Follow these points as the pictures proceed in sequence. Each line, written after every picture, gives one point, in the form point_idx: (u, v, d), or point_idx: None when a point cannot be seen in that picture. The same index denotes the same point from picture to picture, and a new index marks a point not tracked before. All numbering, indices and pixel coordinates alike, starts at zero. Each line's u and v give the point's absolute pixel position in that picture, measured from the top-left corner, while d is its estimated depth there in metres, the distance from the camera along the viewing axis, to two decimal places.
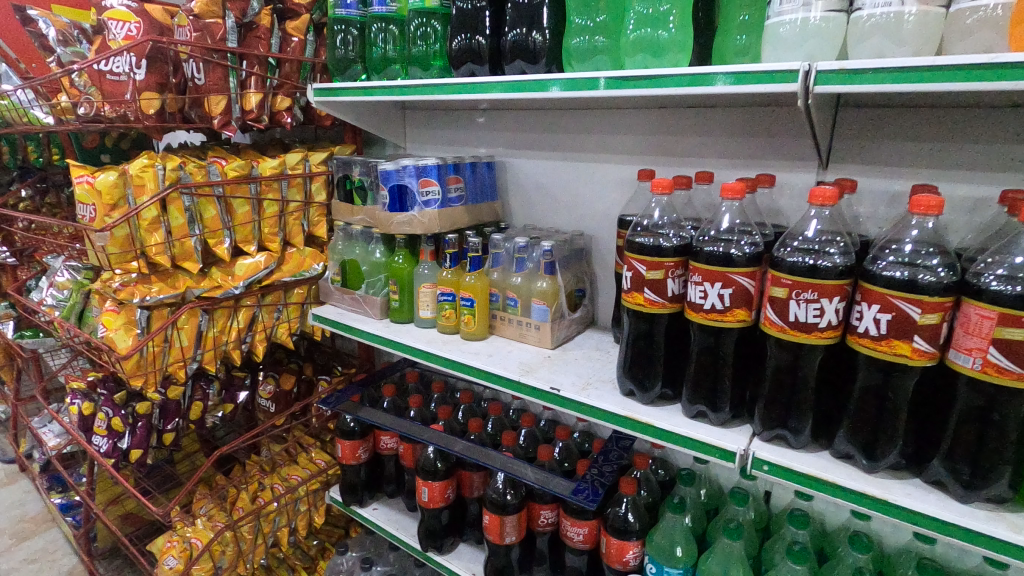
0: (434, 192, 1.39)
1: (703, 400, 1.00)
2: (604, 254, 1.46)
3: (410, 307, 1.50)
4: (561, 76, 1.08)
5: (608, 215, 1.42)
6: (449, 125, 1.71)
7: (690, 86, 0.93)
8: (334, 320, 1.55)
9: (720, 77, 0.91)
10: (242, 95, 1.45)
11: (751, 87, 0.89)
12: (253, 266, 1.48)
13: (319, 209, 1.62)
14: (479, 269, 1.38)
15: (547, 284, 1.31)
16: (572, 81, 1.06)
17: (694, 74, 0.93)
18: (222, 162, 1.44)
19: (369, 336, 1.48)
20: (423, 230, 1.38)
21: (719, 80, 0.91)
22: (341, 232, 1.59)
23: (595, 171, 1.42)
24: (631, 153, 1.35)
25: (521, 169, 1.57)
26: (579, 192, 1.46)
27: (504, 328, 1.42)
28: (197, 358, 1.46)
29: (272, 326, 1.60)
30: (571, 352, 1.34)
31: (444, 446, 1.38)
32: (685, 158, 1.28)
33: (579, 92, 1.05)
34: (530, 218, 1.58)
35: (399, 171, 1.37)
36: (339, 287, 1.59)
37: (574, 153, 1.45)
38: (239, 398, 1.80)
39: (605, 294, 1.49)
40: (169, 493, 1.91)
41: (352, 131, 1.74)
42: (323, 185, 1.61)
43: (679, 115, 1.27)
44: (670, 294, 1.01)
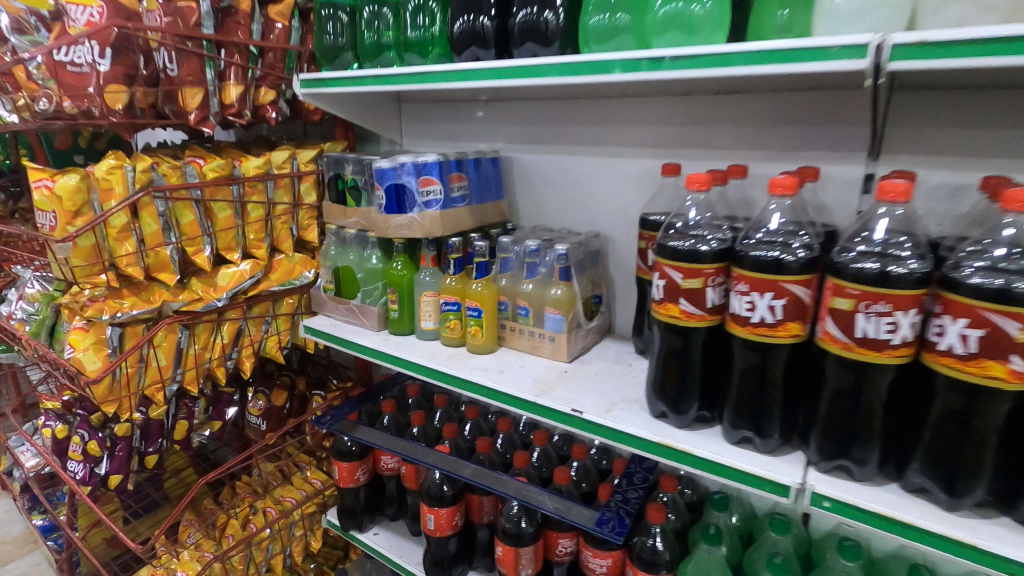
0: (437, 191, 1.26)
1: (748, 425, 0.89)
2: (621, 257, 1.33)
3: (410, 318, 1.38)
4: (557, 58, 0.98)
5: (625, 214, 1.30)
6: (448, 118, 1.58)
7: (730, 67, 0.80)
8: (328, 333, 1.42)
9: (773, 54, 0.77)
10: (221, 88, 1.32)
11: (786, 66, 0.76)
12: (236, 275, 1.35)
13: (308, 211, 1.50)
14: (486, 275, 1.25)
15: (564, 290, 1.20)
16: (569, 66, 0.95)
17: (713, 55, 0.81)
18: (200, 161, 1.31)
19: (366, 350, 1.35)
20: (423, 233, 1.26)
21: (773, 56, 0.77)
22: (333, 236, 1.47)
23: (611, 166, 1.29)
24: (652, 146, 1.22)
25: (528, 165, 1.44)
26: (592, 189, 1.34)
27: (515, 340, 1.30)
28: (176, 378, 1.33)
29: (258, 340, 1.46)
30: (588, 366, 1.22)
31: (452, 471, 1.25)
32: (712, 150, 1.15)
33: (587, 76, 0.94)
34: (539, 218, 1.45)
35: (397, 169, 1.24)
36: (332, 296, 1.46)
37: (587, 146, 1.32)
38: (228, 415, 1.70)
39: (624, 300, 1.36)
40: (155, 518, 1.78)
41: (343, 127, 1.61)
42: (313, 186, 1.48)
43: (706, 102, 1.14)
44: (709, 305, 0.89)
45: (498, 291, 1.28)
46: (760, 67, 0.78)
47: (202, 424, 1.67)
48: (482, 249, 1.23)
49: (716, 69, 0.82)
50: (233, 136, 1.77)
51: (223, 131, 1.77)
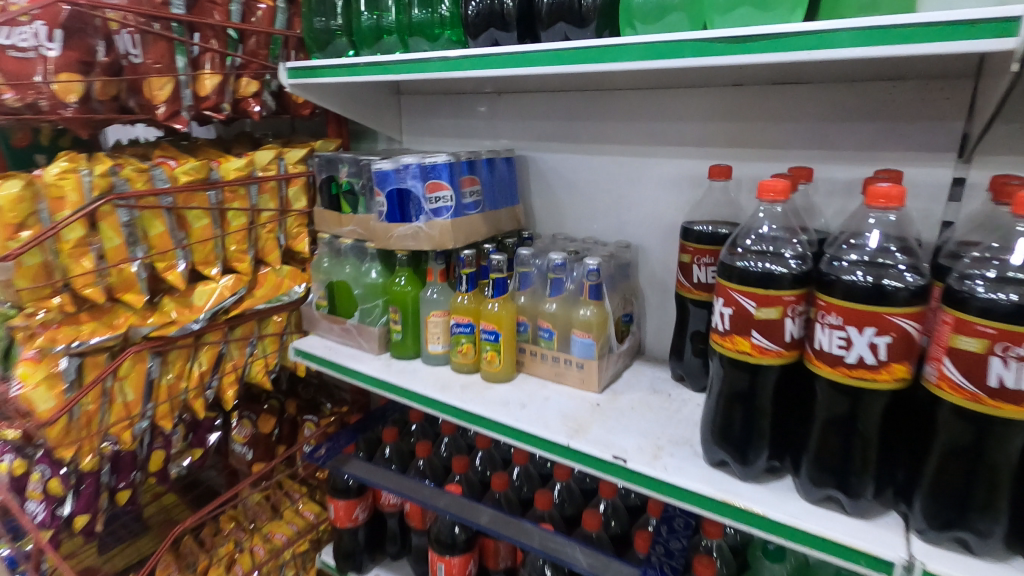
0: (449, 197, 1.10)
1: (833, 482, 0.74)
2: (653, 269, 1.18)
3: (415, 340, 1.22)
4: (546, 43, 0.86)
5: (660, 221, 1.14)
6: (454, 113, 1.41)
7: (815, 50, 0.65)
8: (322, 357, 1.26)
9: (874, 33, 0.62)
10: (195, 78, 1.14)
11: (877, 51, 0.62)
12: (215, 293, 1.19)
13: (298, 218, 1.33)
14: (504, 293, 1.09)
15: (594, 310, 1.05)
16: (566, 53, 0.83)
17: (787, 34, 0.67)
18: (171, 163, 1.13)
19: (366, 379, 1.19)
20: (431, 245, 1.10)
21: (874, 36, 0.62)
22: (326, 247, 1.31)
23: (643, 167, 1.14)
24: (693, 144, 1.07)
25: (545, 166, 1.28)
26: (621, 193, 1.18)
27: (536, 366, 1.14)
28: (147, 414, 1.15)
29: (238, 365, 1.29)
30: (622, 398, 1.07)
31: (466, 519, 1.09)
32: (765, 149, 1.00)
33: (633, 61, 0.78)
34: (558, 225, 1.30)
35: (400, 173, 1.09)
36: (325, 314, 1.30)
37: (615, 144, 1.17)
38: (211, 441, 1.48)
39: (657, 319, 1.21)
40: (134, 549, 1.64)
41: (336, 124, 1.44)
42: (302, 190, 1.32)
43: (758, 94, 0.99)
44: (787, 339, 0.74)
45: (517, 312, 1.12)
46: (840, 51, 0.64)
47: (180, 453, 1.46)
48: (499, 263, 1.08)
49: (784, 52, 0.67)
50: (214, 133, 1.58)
51: (201, 128, 1.59)
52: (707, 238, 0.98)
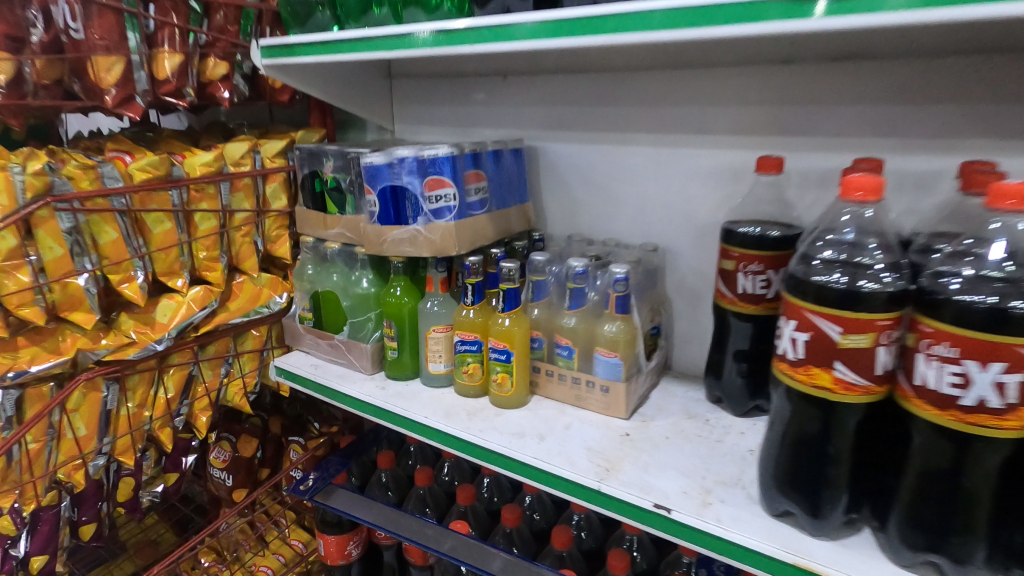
0: (452, 196, 0.94)
1: (932, 545, 0.60)
2: (683, 276, 1.04)
3: (413, 358, 1.07)
4: (534, 13, 0.73)
5: (692, 221, 1.00)
6: (453, 99, 1.26)
7: (926, 8, 0.51)
8: (306, 378, 1.11)
9: None
10: (151, 58, 0.97)
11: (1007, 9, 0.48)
12: (180, 308, 1.03)
13: (277, 219, 1.17)
14: (515, 307, 0.95)
15: (621, 326, 0.91)
16: (592, 20, 0.68)
17: None
18: (126, 158, 0.97)
19: (357, 404, 1.04)
20: (431, 251, 0.95)
21: None
22: (310, 251, 1.16)
23: (673, 159, 0.99)
24: (734, 132, 0.92)
25: (558, 158, 1.13)
26: (646, 189, 1.04)
27: (552, 388, 1.00)
28: (104, 449, 1.00)
29: (212, 388, 1.13)
30: (654, 425, 0.93)
31: (476, 566, 0.96)
32: (820, 137, 0.86)
33: (683, 30, 0.63)
34: (573, 225, 1.15)
35: (395, 168, 0.95)
36: (310, 328, 1.15)
37: (640, 134, 1.02)
38: (186, 464, 1.34)
39: (687, 331, 1.07)
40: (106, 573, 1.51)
41: (320, 112, 1.27)
42: (282, 187, 1.16)
43: (813, 73, 0.85)
44: (878, 372, 0.60)
45: (531, 327, 0.98)
46: (956, 10, 0.49)
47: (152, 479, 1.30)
48: (508, 271, 0.93)
49: (882, 13, 0.53)
50: (184, 124, 1.45)
51: (173, 119, 1.44)
52: (753, 242, 0.84)
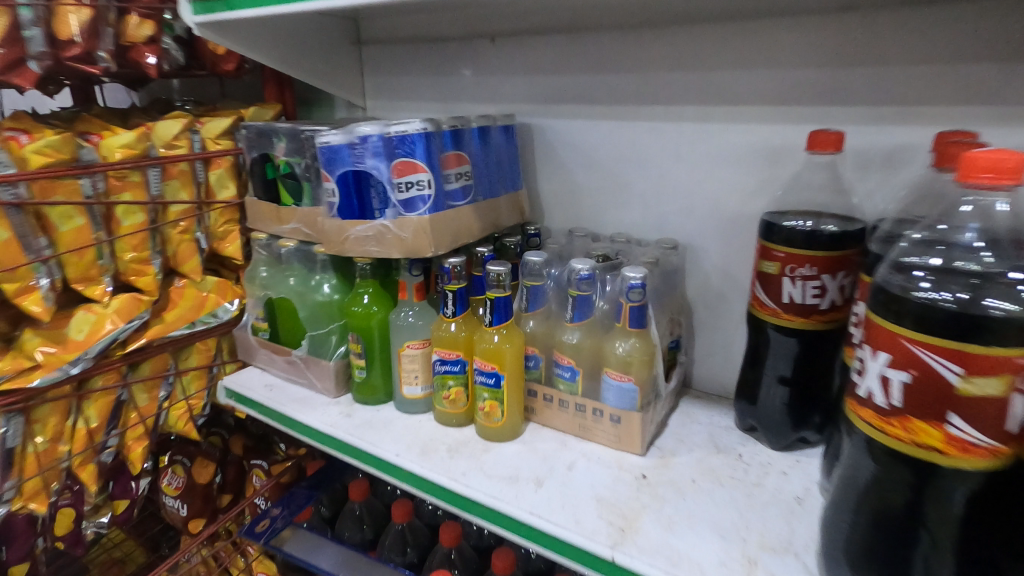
0: (426, 183, 0.76)
1: None
2: (708, 277, 0.87)
3: (386, 379, 0.90)
4: None
5: (720, 212, 0.83)
6: (433, 68, 1.07)
7: None
8: (258, 402, 0.93)
9: None
10: (51, 12, 0.78)
11: None
12: (98, 322, 0.85)
13: (224, 213, 0.99)
14: (506, 321, 0.77)
15: (636, 343, 0.74)
16: None
17: None
18: (22, 138, 0.79)
19: (316, 435, 0.87)
20: (402, 251, 0.77)
21: None
22: (263, 250, 0.97)
23: (699, 137, 0.82)
24: (775, 102, 0.75)
25: (559, 137, 0.95)
26: (664, 174, 0.86)
27: (551, 415, 0.83)
28: (7, 495, 0.82)
29: (147, 414, 0.96)
30: (676, 462, 0.76)
31: None
32: (887, 106, 0.68)
33: None
34: (574, 216, 0.98)
35: (357, 149, 0.77)
36: (265, 341, 0.97)
37: (658, 106, 0.84)
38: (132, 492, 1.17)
39: (711, 343, 0.90)
40: None
41: (276, 86, 1.08)
42: (230, 174, 0.98)
43: (882, 23, 0.67)
44: (1010, 429, 0.43)
45: (525, 344, 0.81)
46: None
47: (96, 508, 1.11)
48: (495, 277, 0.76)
49: None
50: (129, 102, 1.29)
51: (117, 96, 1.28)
52: (803, 240, 0.67)
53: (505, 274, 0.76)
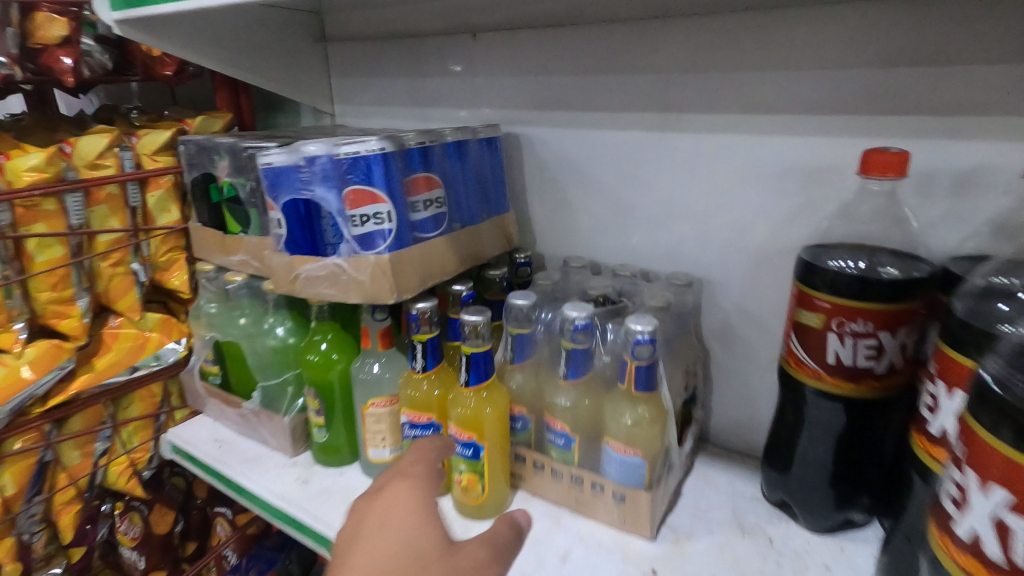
0: (387, 216, 0.62)
1: None
2: (729, 317, 0.73)
3: (350, 437, 0.76)
4: None
5: (744, 241, 0.69)
6: (407, 69, 0.93)
7: None
8: (204, 463, 0.80)
9: None
10: None
11: None
12: (7, 375, 0.71)
13: (166, 241, 0.86)
14: (485, 380, 0.63)
15: (644, 411, 0.61)
16: None
17: None
18: None
19: (265, 508, 0.73)
20: (358, 296, 0.64)
21: None
22: (209, 284, 0.84)
23: (720, 151, 0.68)
24: (815, 111, 0.61)
25: (552, 149, 0.81)
26: (676, 194, 0.72)
27: (543, 485, 0.69)
28: None
29: (78, 475, 0.84)
30: (692, 551, 0.63)
31: None
32: (960, 117, 0.54)
33: None
34: (570, 240, 0.84)
35: (305, 173, 0.63)
36: (215, 389, 0.84)
37: (669, 113, 0.70)
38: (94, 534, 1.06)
39: (732, 393, 0.76)
40: None
41: (229, 91, 0.95)
42: (171, 196, 0.84)
43: (956, 11, 0.53)
44: None
45: (511, 404, 0.67)
46: None
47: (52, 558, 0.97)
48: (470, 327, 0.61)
49: None
50: (79, 108, 1.17)
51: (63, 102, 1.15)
52: (855, 287, 0.53)
53: (485, 323, 0.62)
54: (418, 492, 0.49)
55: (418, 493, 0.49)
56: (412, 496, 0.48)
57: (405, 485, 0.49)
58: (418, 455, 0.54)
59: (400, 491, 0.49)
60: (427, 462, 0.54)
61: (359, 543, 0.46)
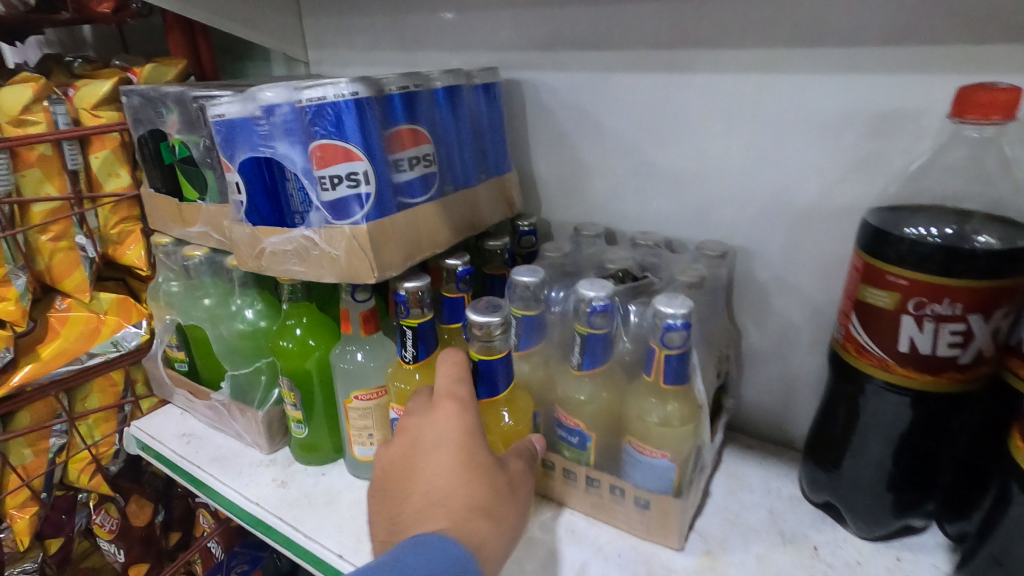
0: (363, 176, 0.51)
1: None
2: (766, 291, 0.63)
3: (333, 432, 0.67)
4: None
5: (790, 204, 0.58)
6: (388, 5, 0.79)
7: None
8: (173, 461, 0.72)
9: None
10: None
11: None
12: None
13: (116, 210, 0.75)
14: (499, 393, 0.52)
15: (674, 409, 0.51)
16: None
17: None
18: None
19: (239, 513, 0.65)
20: (336, 274, 0.53)
21: None
22: (167, 260, 0.73)
23: (765, 94, 0.56)
24: (888, 41, 0.49)
25: (560, 98, 0.69)
26: (710, 147, 0.61)
27: (554, 488, 0.61)
28: None
29: (32, 475, 0.75)
30: (726, 564, 0.54)
31: None
32: None
33: None
34: (581, 204, 0.73)
35: (263, 127, 0.52)
36: (180, 377, 0.74)
37: (701, 50, 0.58)
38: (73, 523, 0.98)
39: (768, 379, 0.67)
40: None
41: (183, 32, 0.83)
42: (116, 158, 0.73)
43: None
44: None
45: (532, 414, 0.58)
46: None
47: (20, 553, 0.91)
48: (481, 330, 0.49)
49: None
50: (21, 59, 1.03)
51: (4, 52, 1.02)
52: (941, 260, 0.43)
53: (501, 328, 0.49)
54: (469, 411, 0.48)
55: (471, 414, 0.48)
56: (468, 414, 0.48)
57: (455, 404, 0.48)
58: (455, 369, 0.51)
59: (454, 412, 0.48)
60: (467, 368, 0.51)
61: (418, 461, 0.46)
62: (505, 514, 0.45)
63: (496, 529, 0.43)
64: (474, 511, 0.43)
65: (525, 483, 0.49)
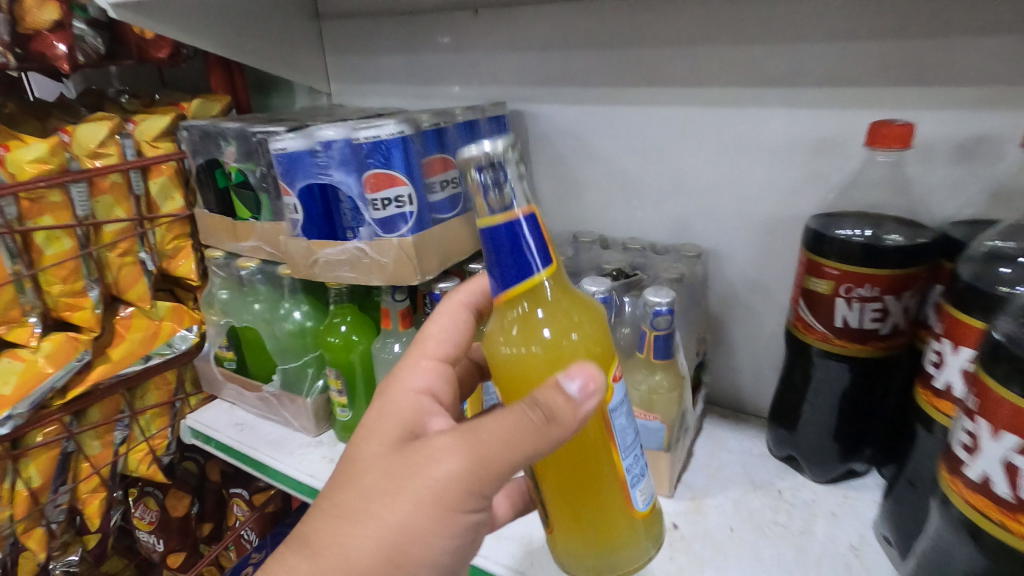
0: (407, 198, 0.62)
1: None
2: (735, 284, 0.76)
3: None
4: None
5: (751, 212, 0.71)
6: (404, 45, 0.91)
7: None
8: (229, 446, 0.82)
9: None
10: None
11: None
12: (26, 370, 0.72)
13: (172, 228, 0.85)
14: (536, 270, 0.40)
15: (661, 379, 0.64)
16: None
17: None
18: None
19: (296, 486, 0.75)
20: (384, 278, 0.64)
21: None
22: (220, 270, 0.84)
23: (728, 124, 0.69)
24: (821, 84, 0.63)
25: (559, 126, 0.82)
26: (686, 166, 0.74)
27: None
28: None
29: (100, 464, 0.85)
30: (709, 507, 0.66)
31: None
32: (961, 87, 0.57)
33: None
34: (578, 215, 0.85)
35: (321, 158, 0.63)
36: (232, 373, 0.85)
37: (676, 88, 0.71)
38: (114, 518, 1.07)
39: (739, 358, 0.80)
40: None
41: (222, 70, 0.94)
42: (173, 183, 0.83)
43: None
44: None
45: (614, 359, 0.45)
46: None
47: None
48: (496, 164, 0.39)
49: None
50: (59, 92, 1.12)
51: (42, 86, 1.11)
52: (863, 254, 0.56)
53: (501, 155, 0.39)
54: (389, 406, 0.46)
55: (388, 407, 0.46)
56: (382, 407, 0.47)
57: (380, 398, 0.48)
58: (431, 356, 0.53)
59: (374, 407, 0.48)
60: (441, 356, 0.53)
61: None
62: (357, 534, 0.39)
63: (338, 545, 0.39)
64: (318, 529, 0.40)
65: (415, 488, 0.40)
